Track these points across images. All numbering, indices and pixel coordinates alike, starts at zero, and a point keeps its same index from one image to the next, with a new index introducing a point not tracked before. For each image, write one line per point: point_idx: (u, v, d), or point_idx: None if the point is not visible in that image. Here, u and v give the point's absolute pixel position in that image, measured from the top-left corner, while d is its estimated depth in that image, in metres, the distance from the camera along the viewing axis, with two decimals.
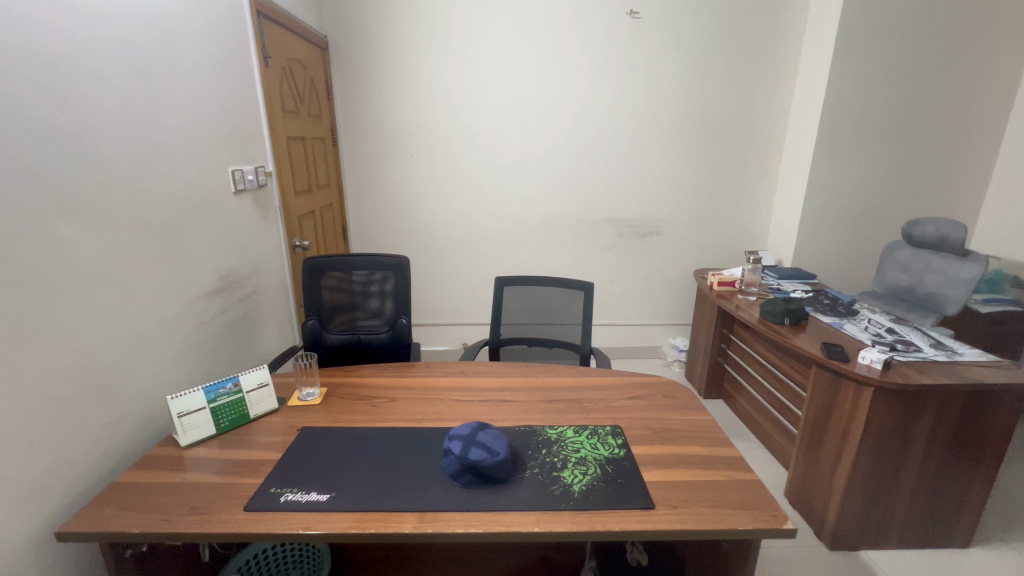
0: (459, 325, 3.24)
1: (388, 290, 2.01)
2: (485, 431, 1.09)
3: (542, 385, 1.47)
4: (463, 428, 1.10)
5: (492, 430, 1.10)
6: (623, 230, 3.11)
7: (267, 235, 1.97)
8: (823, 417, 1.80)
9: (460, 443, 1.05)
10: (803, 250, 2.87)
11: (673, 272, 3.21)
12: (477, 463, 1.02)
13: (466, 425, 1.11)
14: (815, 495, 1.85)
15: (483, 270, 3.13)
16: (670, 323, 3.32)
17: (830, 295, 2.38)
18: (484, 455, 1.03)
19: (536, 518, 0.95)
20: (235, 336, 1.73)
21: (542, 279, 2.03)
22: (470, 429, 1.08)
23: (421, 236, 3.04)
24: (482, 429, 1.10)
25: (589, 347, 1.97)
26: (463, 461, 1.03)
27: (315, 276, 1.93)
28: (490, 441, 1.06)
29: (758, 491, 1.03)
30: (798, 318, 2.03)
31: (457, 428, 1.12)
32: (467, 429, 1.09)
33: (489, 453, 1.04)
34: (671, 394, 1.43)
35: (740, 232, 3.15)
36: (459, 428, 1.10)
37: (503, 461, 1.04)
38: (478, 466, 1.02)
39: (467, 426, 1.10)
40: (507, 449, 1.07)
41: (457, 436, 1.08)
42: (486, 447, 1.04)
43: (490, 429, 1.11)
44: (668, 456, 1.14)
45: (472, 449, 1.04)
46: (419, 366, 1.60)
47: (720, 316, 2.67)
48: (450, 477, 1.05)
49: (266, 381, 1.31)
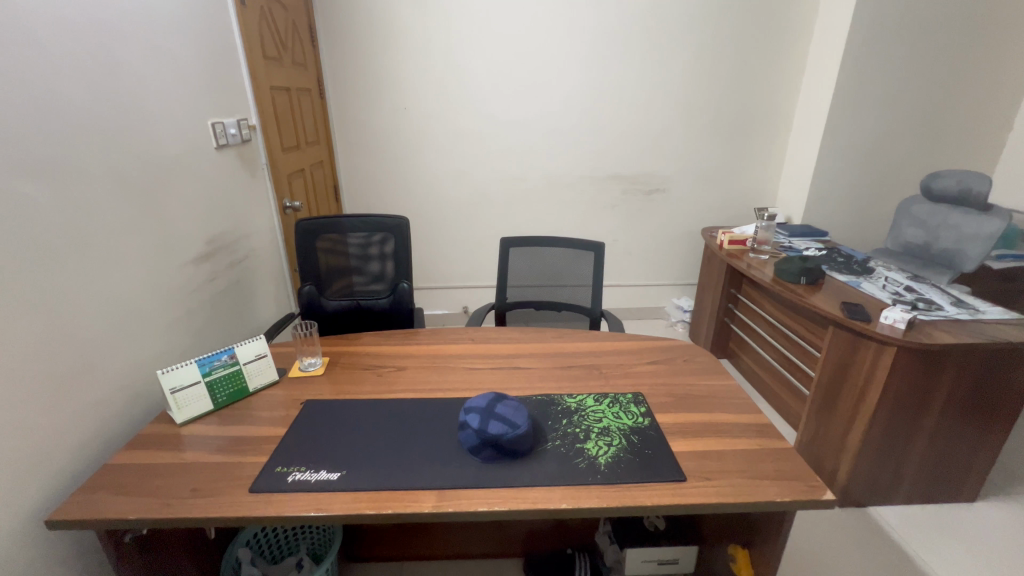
0: (458, 289, 3.15)
1: (388, 252, 1.90)
2: (503, 401, 1.03)
3: (556, 352, 1.41)
4: (479, 399, 1.03)
5: (510, 400, 1.04)
6: (629, 187, 2.98)
7: (256, 195, 1.83)
8: (838, 377, 1.77)
9: (478, 416, 0.99)
10: (815, 206, 2.77)
11: (679, 231, 3.11)
12: (498, 437, 0.96)
13: (482, 396, 1.04)
14: (826, 455, 1.85)
15: (483, 230, 3.01)
16: (674, 284, 3.26)
17: (844, 253, 2.31)
18: (504, 428, 0.97)
19: (564, 494, 0.90)
20: (229, 303, 1.63)
21: (550, 239, 1.93)
22: (488, 402, 1.02)
23: (418, 196, 2.90)
24: (500, 399, 1.03)
25: (600, 309, 1.89)
26: (482, 436, 0.96)
27: (310, 238, 1.82)
28: (509, 413, 0.99)
29: (792, 460, 0.98)
30: (815, 277, 1.96)
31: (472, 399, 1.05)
32: (485, 401, 1.02)
33: (510, 425, 0.97)
34: (692, 358, 1.37)
35: (749, 188, 3.04)
36: (474, 399, 1.04)
37: (525, 433, 0.98)
38: (499, 440, 0.96)
39: (484, 397, 1.03)
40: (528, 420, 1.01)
41: (473, 408, 1.01)
42: (506, 419, 0.98)
43: (508, 399, 1.04)
44: (695, 425, 1.09)
45: (491, 422, 0.97)
46: (425, 333, 1.52)
47: (729, 275, 2.60)
48: (468, 452, 0.99)
49: (264, 352, 1.22)
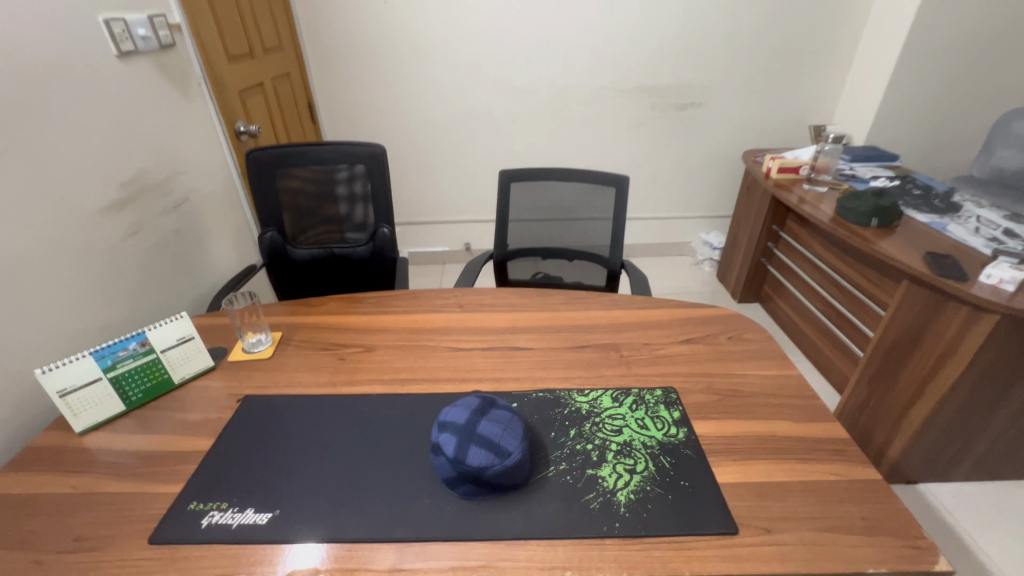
0: (460, 223, 2.82)
1: (363, 190, 1.56)
2: (491, 414, 0.77)
3: (566, 325, 1.12)
4: (458, 409, 0.77)
5: (500, 411, 0.78)
6: (657, 100, 2.49)
7: (190, 118, 1.46)
8: (907, 342, 1.47)
9: (454, 439, 0.73)
10: (887, 122, 2.27)
11: (714, 155, 2.66)
12: (479, 471, 0.71)
13: (462, 405, 0.78)
14: (877, 426, 1.60)
15: (486, 156, 2.61)
16: (704, 216, 2.86)
17: (919, 183, 1.89)
18: (488, 458, 0.71)
19: (570, 555, 0.66)
20: (170, 257, 1.34)
21: (561, 172, 1.56)
22: (470, 416, 0.76)
23: (408, 115, 2.47)
24: (486, 410, 0.77)
25: (620, 260, 1.57)
26: (459, 468, 0.72)
27: (265, 172, 1.49)
28: (496, 434, 0.73)
29: (884, 503, 0.71)
30: (890, 218, 1.58)
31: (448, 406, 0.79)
32: (464, 416, 0.76)
33: (496, 454, 0.72)
34: (738, 336, 1.07)
35: (804, 100, 2.52)
36: (451, 408, 0.78)
37: (518, 462, 0.72)
38: (481, 474, 0.71)
39: (464, 407, 0.77)
40: (523, 440, 0.75)
41: (447, 424, 0.76)
42: (492, 444, 0.72)
43: (498, 408, 0.78)
44: (746, 441, 0.82)
45: (472, 448, 0.72)
46: (403, 297, 1.23)
47: (772, 210, 2.22)
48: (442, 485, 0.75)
49: (191, 333, 0.96)
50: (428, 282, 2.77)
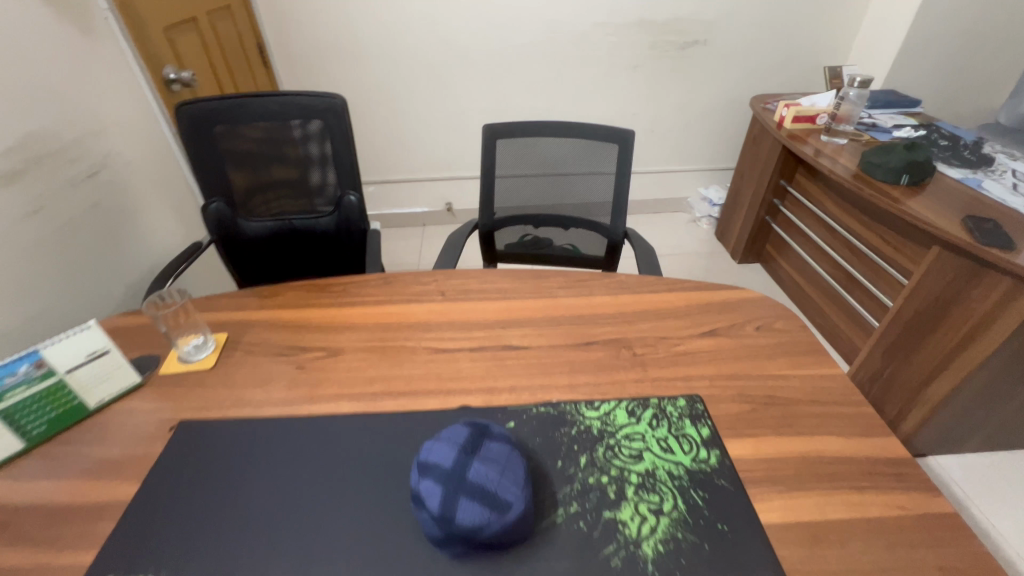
0: (440, 180, 2.57)
1: (323, 151, 1.32)
2: (483, 451, 0.61)
3: (566, 315, 0.95)
4: (441, 446, 0.61)
5: (494, 444, 0.62)
6: (658, 38, 2.21)
7: (98, 63, 1.17)
8: (932, 313, 1.35)
9: (439, 490, 0.58)
10: (911, 62, 2.05)
11: (717, 100, 2.42)
12: (473, 529, 0.56)
13: (447, 439, 0.62)
14: (888, 401, 1.52)
15: (467, 103, 2.32)
16: (703, 169, 2.66)
17: (945, 132, 1.72)
18: (481, 513, 0.57)
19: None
20: (87, 239, 1.12)
21: (555, 126, 1.34)
22: (458, 455, 0.60)
23: (375, 56, 2.15)
24: (477, 446, 0.62)
25: (622, 229, 1.38)
26: (447, 527, 0.57)
27: (201, 130, 1.24)
28: (492, 480, 0.58)
29: (960, 546, 0.60)
30: (922, 175, 1.42)
31: (429, 438, 0.64)
32: (451, 457, 0.60)
33: (492, 506, 0.57)
34: (768, 326, 0.92)
35: (819, 36, 2.26)
36: (433, 444, 0.62)
37: (520, 515, 0.58)
38: (475, 533, 0.57)
39: (449, 442, 0.62)
40: (525, 482, 0.60)
41: (429, 466, 0.60)
42: (487, 494, 0.57)
43: (492, 440, 0.63)
44: (791, 466, 0.68)
45: (462, 501, 0.57)
46: (374, 283, 1.04)
47: (781, 163, 2.03)
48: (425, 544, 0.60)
49: (106, 347, 0.77)
50: (408, 246, 2.55)
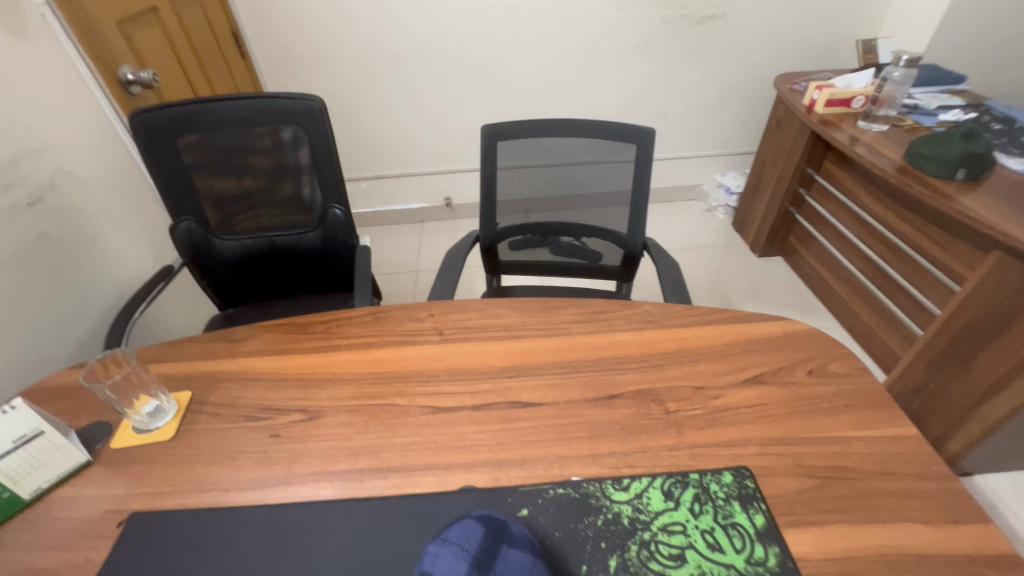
0: (437, 174, 2.40)
1: (302, 160, 1.17)
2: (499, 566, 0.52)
3: (584, 359, 0.82)
4: (449, 554, 0.52)
5: (513, 553, 0.53)
6: (673, 12, 2.01)
7: (34, 70, 1.02)
8: (987, 325, 1.21)
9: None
10: (955, 33, 1.84)
11: (736, 80, 2.23)
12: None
13: (455, 546, 0.53)
14: (932, 416, 1.39)
15: (464, 90, 2.14)
16: (719, 154, 2.48)
17: (996, 113, 1.52)
18: None
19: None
20: (32, 275, 0.99)
21: (563, 125, 1.18)
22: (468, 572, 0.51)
23: (362, 42, 1.97)
24: (492, 559, 0.52)
25: (641, 240, 1.24)
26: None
27: (162, 143, 1.09)
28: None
29: None
30: (980, 168, 1.25)
31: (432, 541, 0.55)
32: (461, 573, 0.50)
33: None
34: (822, 370, 0.78)
35: (849, 6, 2.05)
36: (438, 552, 0.53)
37: None
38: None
39: (458, 551, 0.52)
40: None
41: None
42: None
43: (511, 547, 0.53)
44: (869, 570, 0.56)
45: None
46: (361, 320, 0.91)
47: (809, 150, 1.84)
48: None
49: (37, 429, 0.64)
50: (405, 245, 2.40)
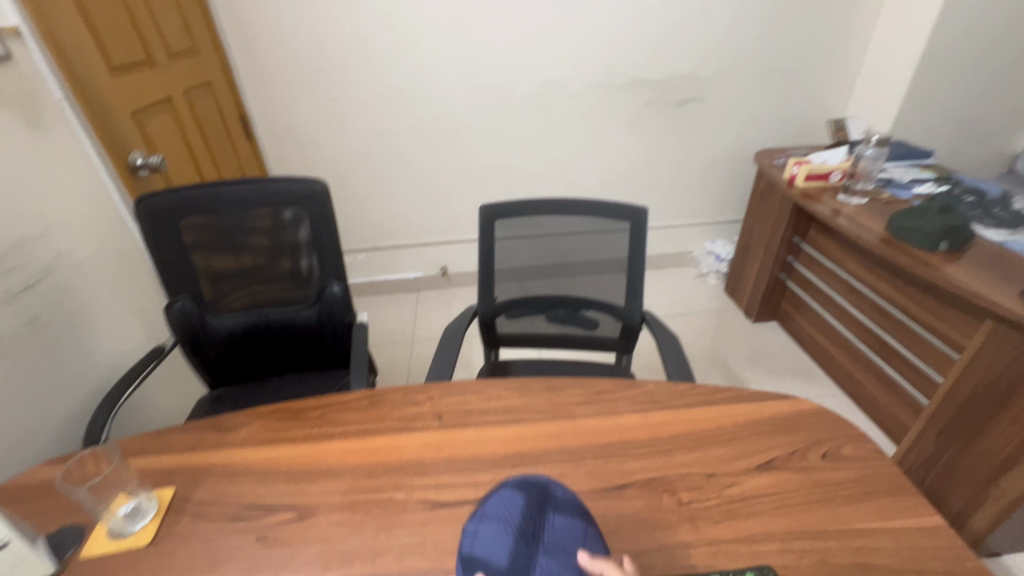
0: (435, 245, 2.45)
1: (303, 239, 1.19)
2: (549, 537, 0.59)
3: (590, 444, 0.78)
4: (495, 526, 0.59)
5: (558, 518, 0.61)
6: (655, 95, 2.16)
7: (46, 159, 1.06)
8: (991, 395, 1.20)
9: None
10: (915, 113, 1.99)
11: (718, 155, 2.36)
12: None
13: (499, 520, 0.60)
14: (951, 490, 1.33)
15: (461, 166, 2.24)
16: (707, 222, 2.57)
17: (966, 185, 1.60)
18: None
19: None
20: (19, 361, 0.97)
21: (559, 204, 1.22)
22: (517, 542, 0.58)
23: (364, 123, 2.08)
24: (540, 530, 0.59)
25: (639, 312, 1.25)
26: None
27: (165, 225, 1.11)
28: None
29: None
30: (961, 240, 1.30)
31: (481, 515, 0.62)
32: (508, 546, 0.58)
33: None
34: (836, 452, 0.75)
35: (816, 89, 2.22)
36: (485, 523, 0.60)
37: None
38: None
39: (502, 522, 0.60)
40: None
41: (475, 558, 0.57)
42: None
43: (555, 513, 0.61)
44: None
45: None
46: (358, 405, 0.88)
47: (794, 220, 1.91)
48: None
49: (4, 538, 0.60)
50: (401, 314, 2.39)
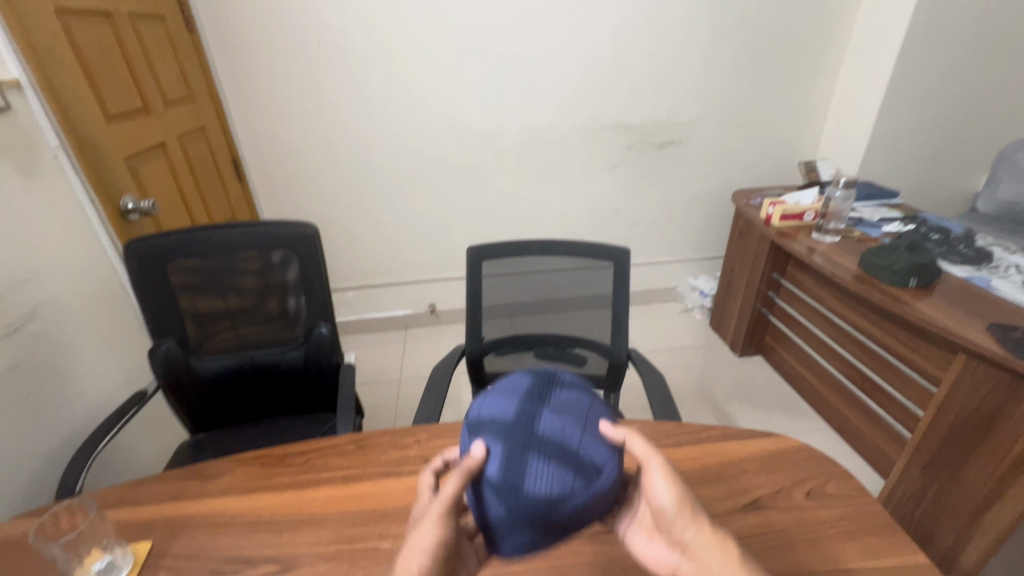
0: (423, 283, 2.47)
1: (292, 280, 1.20)
2: (555, 402, 0.56)
3: None
4: (502, 397, 0.57)
5: (564, 393, 0.58)
6: (635, 139, 2.26)
7: (37, 205, 1.07)
8: (969, 428, 1.22)
9: (501, 447, 0.52)
10: (879, 156, 2.11)
11: (698, 194, 2.45)
12: (551, 500, 0.48)
13: (506, 391, 0.58)
14: (939, 525, 1.33)
15: (449, 206, 2.29)
16: (690, 259, 2.64)
17: (931, 223, 1.68)
18: (554, 483, 0.49)
19: (717, 553, 0.54)
20: None
21: (544, 245, 1.26)
22: (522, 405, 0.56)
23: (354, 166, 2.13)
24: (547, 397, 0.57)
25: (625, 349, 1.26)
26: (514, 499, 0.49)
27: (153, 269, 1.11)
28: (569, 434, 0.53)
29: None
30: (929, 277, 1.36)
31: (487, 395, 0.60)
32: (513, 408, 0.56)
33: (576, 469, 0.50)
34: (819, 490, 0.76)
35: (786, 134, 2.35)
36: (491, 399, 0.58)
37: (606, 487, 0.51)
38: (553, 506, 0.48)
39: (510, 394, 0.58)
40: (609, 441, 0.55)
41: (476, 422, 0.56)
42: (565, 451, 0.51)
43: (562, 389, 0.59)
44: None
45: (531, 463, 0.50)
46: (344, 450, 0.87)
47: (772, 256, 1.98)
48: (481, 524, 0.53)
49: None
50: (389, 353, 2.38)
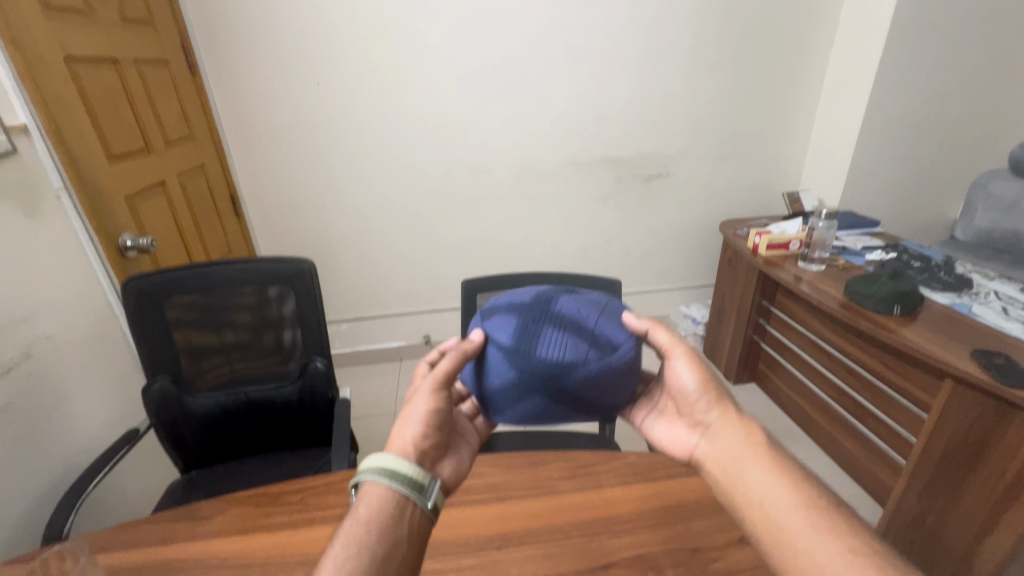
0: (418, 314, 2.48)
1: (288, 315, 1.22)
2: (578, 298, 0.68)
3: (574, 521, 0.78)
4: (528, 293, 0.70)
5: (588, 295, 0.70)
6: (624, 173, 2.34)
7: (37, 244, 1.08)
8: (961, 454, 1.23)
9: (520, 323, 0.65)
10: (858, 187, 2.19)
11: (686, 225, 2.51)
12: (562, 362, 0.60)
13: (534, 291, 0.71)
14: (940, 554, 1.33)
15: (444, 238, 2.33)
16: (681, 287, 2.68)
17: (912, 251, 1.74)
18: (565, 349, 0.61)
19: (736, 434, 0.68)
20: None
21: (537, 279, 1.29)
22: (544, 297, 0.68)
23: (350, 201, 2.18)
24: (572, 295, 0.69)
25: None
26: (528, 360, 0.61)
27: (150, 306, 1.12)
28: (585, 315, 0.64)
29: None
30: (912, 304, 1.39)
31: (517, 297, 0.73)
32: (535, 299, 0.68)
33: (590, 343, 0.62)
34: None
35: (769, 166, 2.44)
36: (517, 294, 0.71)
37: (617, 361, 0.62)
38: (564, 366, 0.60)
39: (536, 292, 0.70)
40: (629, 328, 0.66)
41: (502, 308, 0.69)
42: (580, 327, 0.63)
43: (584, 293, 0.71)
44: None
45: (546, 332, 0.62)
46: (339, 488, 0.86)
47: (761, 285, 2.02)
48: (491, 391, 0.66)
49: None
50: (384, 385, 2.36)
